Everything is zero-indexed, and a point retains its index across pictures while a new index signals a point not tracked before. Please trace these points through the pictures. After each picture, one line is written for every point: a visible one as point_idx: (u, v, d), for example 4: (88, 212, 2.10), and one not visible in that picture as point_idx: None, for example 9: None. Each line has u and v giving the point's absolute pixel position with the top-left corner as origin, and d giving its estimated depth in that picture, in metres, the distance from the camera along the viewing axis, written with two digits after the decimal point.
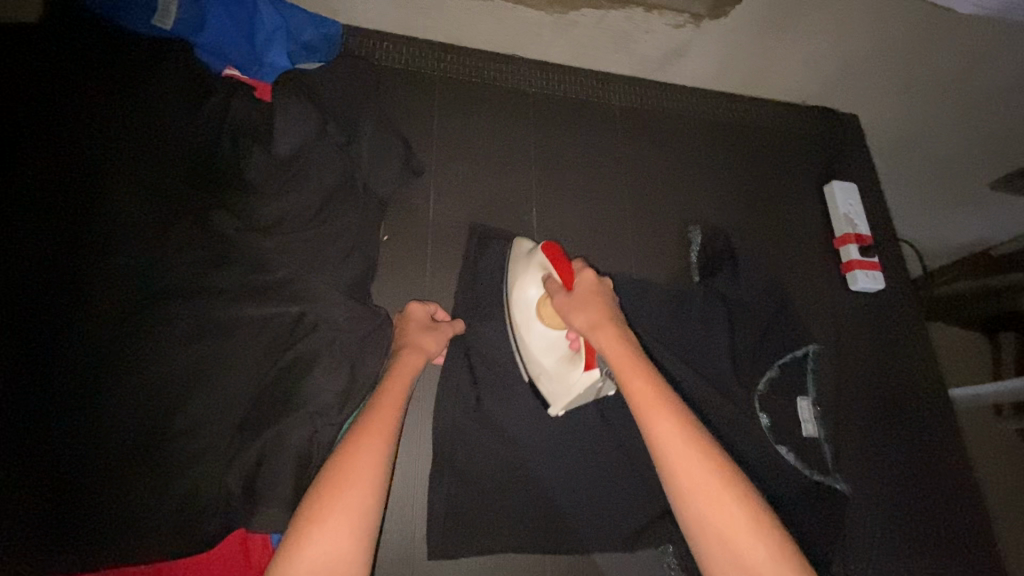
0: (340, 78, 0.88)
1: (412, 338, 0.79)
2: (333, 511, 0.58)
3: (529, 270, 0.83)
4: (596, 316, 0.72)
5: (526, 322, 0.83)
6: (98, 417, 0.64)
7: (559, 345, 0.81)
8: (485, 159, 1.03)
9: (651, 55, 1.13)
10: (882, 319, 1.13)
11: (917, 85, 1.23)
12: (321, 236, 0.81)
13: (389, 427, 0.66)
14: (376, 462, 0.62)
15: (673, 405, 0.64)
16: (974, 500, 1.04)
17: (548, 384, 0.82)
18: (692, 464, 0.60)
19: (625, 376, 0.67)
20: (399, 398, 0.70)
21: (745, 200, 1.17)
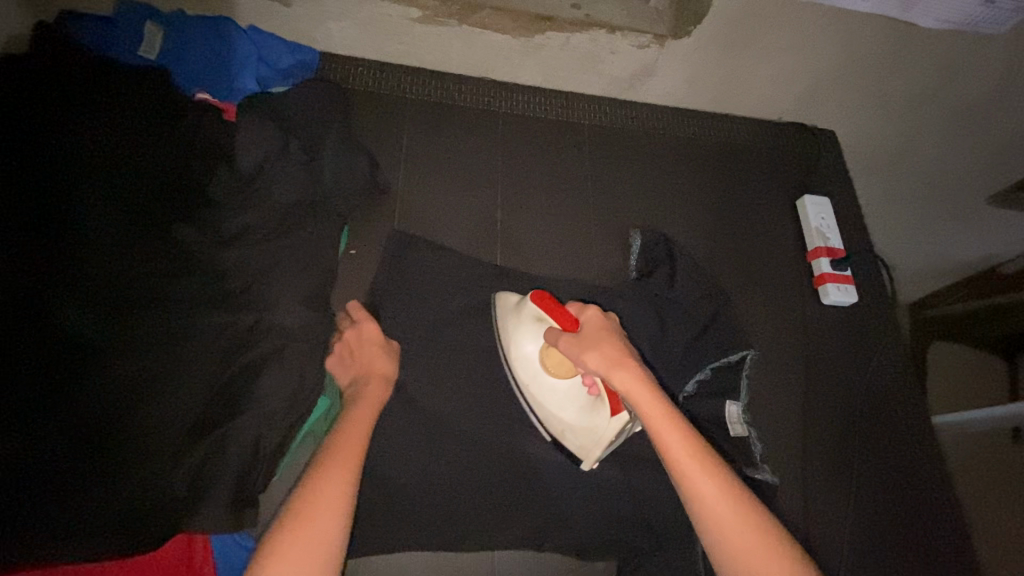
0: (306, 103, 0.93)
1: (371, 366, 0.81)
2: (306, 531, 0.60)
3: (523, 327, 0.84)
4: (611, 356, 0.71)
5: (534, 380, 0.84)
6: (58, 416, 0.67)
7: (572, 396, 0.81)
8: (452, 176, 1.06)
9: (619, 76, 1.15)
10: (857, 334, 1.11)
11: (893, 99, 1.23)
12: (281, 249, 0.84)
13: (357, 452, 0.69)
14: (346, 485, 0.65)
15: (714, 464, 0.64)
16: (951, 521, 1.00)
17: (576, 438, 0.82)
18: (737, 528, 0.61)
19: (655, 426, 0.66)
20: (365, 426, 0.73)
21: (716, 214, 1.16)
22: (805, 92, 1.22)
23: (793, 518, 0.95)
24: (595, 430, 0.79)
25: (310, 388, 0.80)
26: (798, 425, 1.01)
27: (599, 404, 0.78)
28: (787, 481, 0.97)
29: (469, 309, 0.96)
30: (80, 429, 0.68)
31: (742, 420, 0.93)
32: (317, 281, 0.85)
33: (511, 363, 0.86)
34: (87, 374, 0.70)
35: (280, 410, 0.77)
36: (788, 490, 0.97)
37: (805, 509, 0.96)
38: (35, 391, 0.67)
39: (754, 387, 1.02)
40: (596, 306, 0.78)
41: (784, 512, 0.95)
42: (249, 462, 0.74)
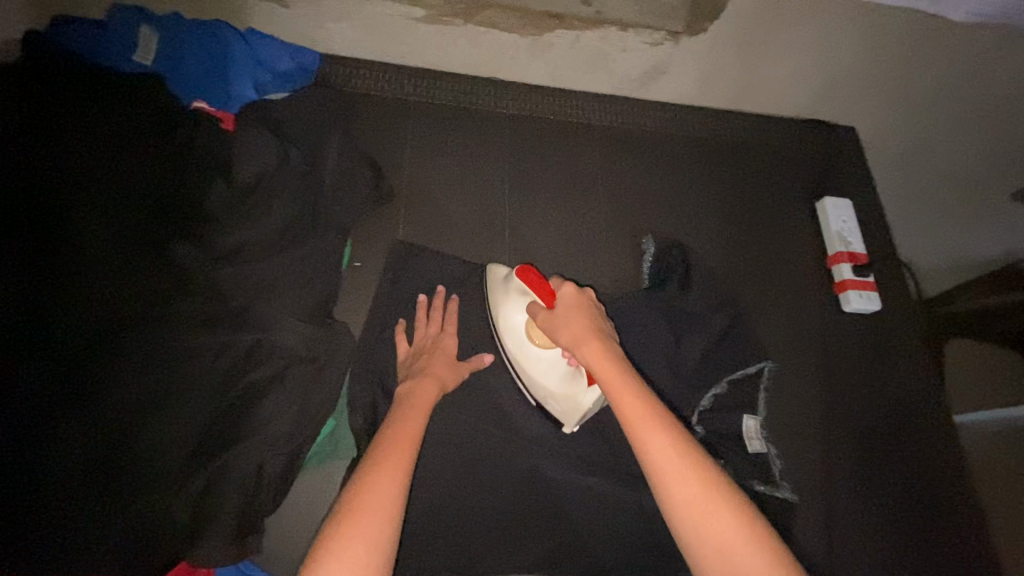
0: (305, 115, 0.95)
1: (427, 367, 0.81)
2: (350, 543, 0.57)
3: (510, 297, 0.83)
4: (577, 331, 0.70)
5: (521, 349, 0.83)
6: (55, 443, 0.65)
7: (557, 366, 0.81)
8: (457, 182, 1.03)
9: (631, 75, 1.11)
10: (880, 341, 1.07)
11: (918, 95, 1.18)
12: (283, 266, 0.82)
13: (407, 458, 0.67)
14: (396, 496, 0.62)
15: (674, 434, 0.61)
16: (979, 539, 0.96)
17: (556, 404, 0.83)
18: (694, 500, 0.58)
19: (615, 398, 0.64)
20: (418, 425, 0.72)
21: (732, 218, 1.12)
22: (826, 89, 1.16)
23: (814, 537, 0.91)
24: (574, 399, 0.82)
25: (313, 412, 0.78)
26: (818, 440, 0.97)
27: (578, 374, 0.81)
28: (808, 499, 0.94)
29: (476, 322, 0.93)
30: (79, 459, 0.66)
31: (761, 433, 0.89)
32: (320, 297, 0.84)
33: (498, 332, 0.85)
34: (85, 402, 0.68)
35: (281, 437, 0.75)
36: (808, 509, 0.93)
37: (827, 528, 0.92)
38: (35, 422, 0.65)
39: (773, 400, 0.99)
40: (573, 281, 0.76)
41: (803, 531, 0.91)
42: (251, 489, 0.73)
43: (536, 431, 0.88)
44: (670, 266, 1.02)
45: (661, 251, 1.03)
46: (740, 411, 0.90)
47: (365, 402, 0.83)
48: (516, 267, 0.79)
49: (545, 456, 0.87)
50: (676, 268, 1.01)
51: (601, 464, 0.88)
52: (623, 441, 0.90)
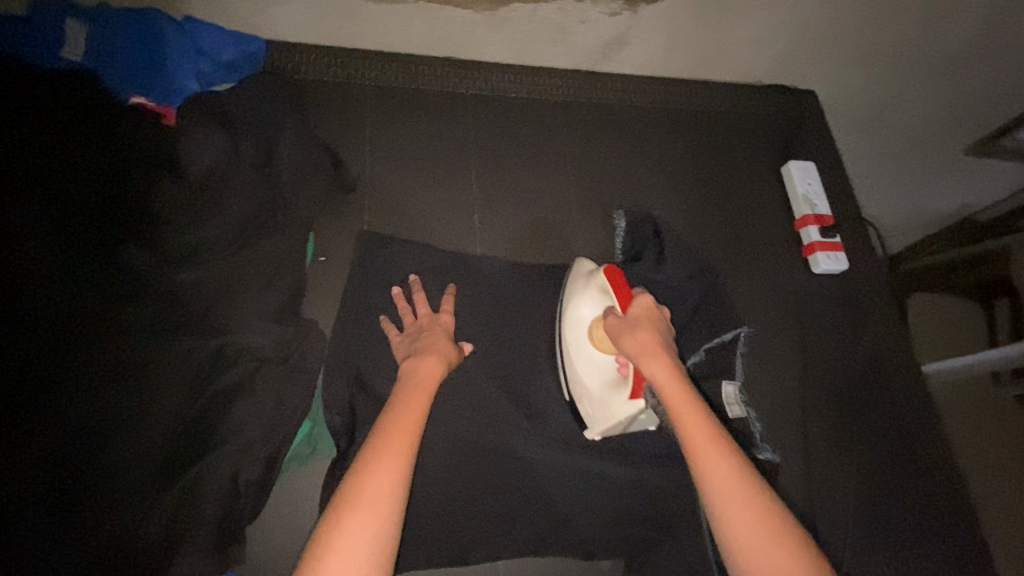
0: (255, 97, 0.89)
1: (431, 345, 0.80)
2: (344, 544, 0.59)
3: (587, 290, 0.86)
4: (646, 343, 0.75)
5: (577, 343, 0.86)
6: (28, 460, 0.64)
7: (606, 369, 0.83)
8: (421, 166, 0.99)
9: (592, 47, 1.09)
10: (848, 298, 1.09)
11: (872, 54, 1.19)
12: (245, 265, 0.80)
13: (405, 445, 0.67)
14: (394, 494, 0.63)
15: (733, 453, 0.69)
16: (951, 483, 1.00)
17: (589, 406, 0.85)
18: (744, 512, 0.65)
19: (685, 422, 0.70)
20: (418, 410, 0.71)
21: (700, 186, 1.12)
22: (785, 51, 1.16)
23: (797, 498, 0.94)
24: (607, 407, 0.83)
25: (284, 414, 0.76)
26: (796, 402, 0.99)
27: (622, 385, 0.81)
28: (787, 459, 0.96)
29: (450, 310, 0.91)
30: (45, 471, 0.64)
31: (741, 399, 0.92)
32: (285, 295, 0.81)
33: (561, 321, 0.89)
34: (36, 412, 0.66)
35: (253, 444, 0.73)
36: (790, 470, 0.95)
37: (808, 487, 0.95)
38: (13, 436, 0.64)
39: (749, 366, 1.00)
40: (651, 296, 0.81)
41: (785, 493, 0.94)
42: (230, 498, 0.71)
43: (519, 415, 0.88)
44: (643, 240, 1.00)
45: (633, 224, 1.02)
46: (720, 379, 0.93)
47: (340, 401, 0.80)
48: (605, 266, 0.85)
49: (530, 439, 0.86)
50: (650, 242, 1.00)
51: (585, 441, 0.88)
52: None
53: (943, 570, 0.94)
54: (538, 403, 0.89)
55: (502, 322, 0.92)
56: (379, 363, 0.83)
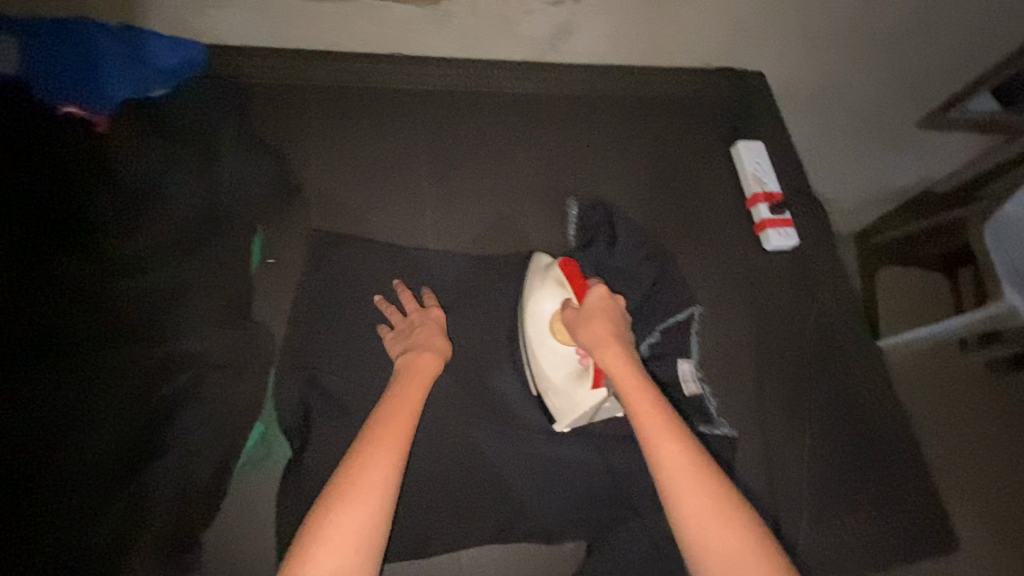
0: (197, 108, 0.92)
1: (425, 339, 0.83)
2: (337, 530, 0.63)
3: (545, 285, 0.89)
4: (599, 334, 0.80)
5: (539, 337, 0.88)
6: None
7: (569, 360, 0.87)
8: (371, 164, 0.99)
9: (539, 37, 1.10)
10: (801, 274, 1.11)
11: (816, 33, 1.21)
12: (196, 267, 0.83)
13: (400, 442, 0.70)
14: (387, 485, 0.66)
15: (680, 436, 0.72)
16: (906, 449, 1.03)
17: (555, 399, 0.87)
18: (690, 491, 0.69)
19: (632, 402, 0.75)
20: (415, 406, 0.74)
21: (653, 171, 1.13)
22: (730, 33, 1.18)
23: (757, 472, 0.95)
24: (573, 398, 0.86)
25: (240, 414, 0.78)
26: (752, 377, 1.01)
27: (585, 375, 0.85)
28: (745, 435, 0.98)
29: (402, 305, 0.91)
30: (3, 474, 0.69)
31: (697, 376, 0.94)
32: (236, 297, 0.83)
33: (522, 317, 0.91)
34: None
35: (207, 445, 0.75)
36: (750, 445, 0.97)
37: (767, 460, 0.97)
38: None
39: (706, 345, 1.02)
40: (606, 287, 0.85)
41: (745, 467, 0.95)
42: (181, 497, 0.73)
43: (476, 406, 0.88)
44: (592, 226, 1.03)
45: (586, 213, 1.04)
46: (676, 357, 0.94)
47: (292, 402, 0.80)
48: (561, 260, 0.89)
49: (488, 429, 0.87)
50: (600, 229, 1.03)
51: (540, 427, 0.89)
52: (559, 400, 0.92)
53: (898, 532, 0.97)
54: (494, 393, 0.90)
55: (456, 315, 0.93)
56: (332, 363, 0.83)
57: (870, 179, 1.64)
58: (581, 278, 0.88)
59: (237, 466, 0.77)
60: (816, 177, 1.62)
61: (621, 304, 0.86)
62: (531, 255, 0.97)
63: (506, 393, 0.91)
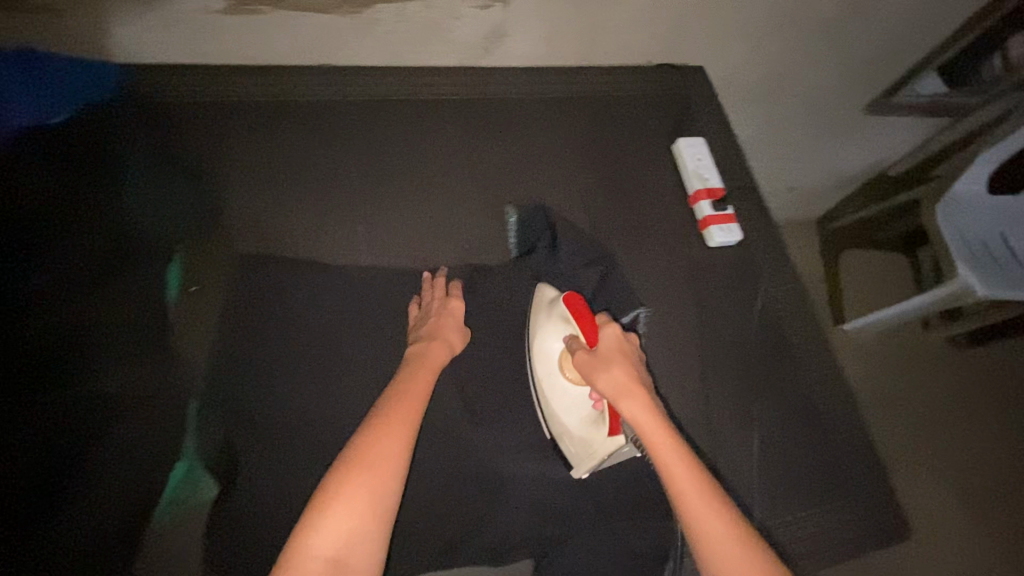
0: (107, 131, 0.90)
1: (439, 331, 0.85)
2: (354, 489, 0.67)
3: (550, 322, 0.89)
4: (620, 381, 0.79)
5: (549, 377, 0.88)
6: None
7: (581, 404, 0.87)
8: (299, 182, 0.96)
9: (471, 42, 1.07)
10: (746, 270, 1.11)
11: (756, 27, 1.20)
12: (114, 298, 0.82)
13: (410, 418, 0.74)
14: (401, 452, 0.71)
15: (709, 489, 0.72)
16: (853, 440, 1.03)
17: (571, 445, 0.87)
18: (724, 545, 0.68)
19: (660, 453, 0.74)
20: (425, 388, 0.78)
21: (594, 173, 1.11)
22: (668, 30, 1.16)
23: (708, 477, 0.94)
24: (591, 446, 0.85)
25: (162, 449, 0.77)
26: (700, 378, 1.00)
27: (601, 421, 0.85)
28: (696, 437, 0.96)
29: (333, 328, 0.88)
30: None
31: None
32: (157, 327, 0.82)
33: (531, 356, 0.90)
34: None
35: (119, 484, 0.74)
36: (701, 449, 0.95)
37: (718, 464, 0.95)
38: None
39: (653, 349, 1.00)
40: (615, 327, 0.86)
41: None
42: (91, 541, 0.71)
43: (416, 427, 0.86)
44: (533, 232, 1.02)
45: (527, 216, 1.03)
46: None
47: (214, 436, 0.78)
48: (566, 295, 0.88)
49: (428, 450, 0.85)
50: (544, 235, 1.02)
51: (480, 444, 0.87)
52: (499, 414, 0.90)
53: (850, 525, 0.97)
54: (432, 413, 0.87)
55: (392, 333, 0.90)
56: (260, 393, 0.81)
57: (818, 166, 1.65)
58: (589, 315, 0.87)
59: (156, 510, 0.74)
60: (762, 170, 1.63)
61: (632, 344, 0.87)
62: (535, 285, 0.97)
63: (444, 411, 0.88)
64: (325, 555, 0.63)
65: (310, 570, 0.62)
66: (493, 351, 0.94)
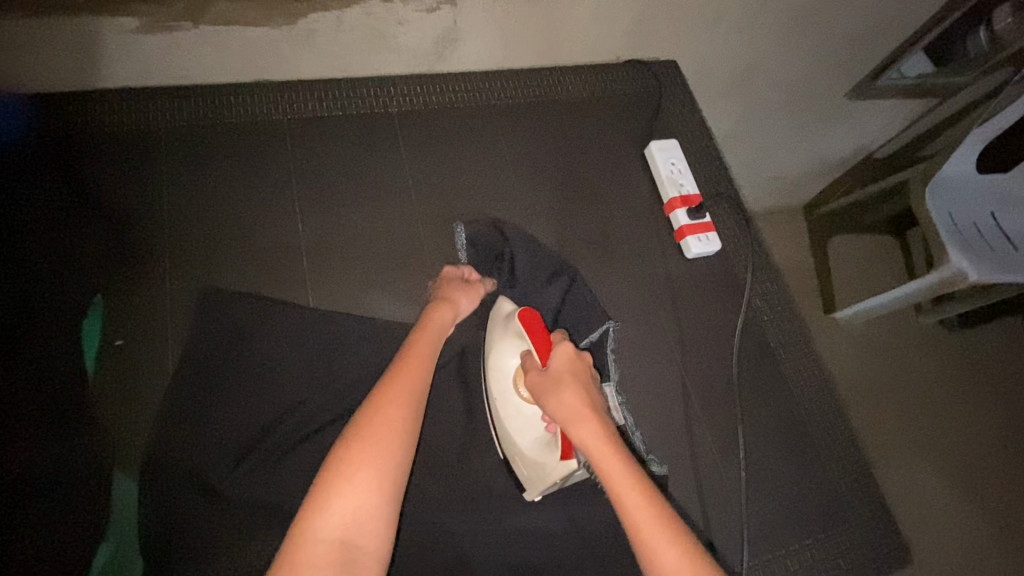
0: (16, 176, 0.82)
1: (444, 293, 0.83)
2: (361, 467, 0.62)
3: (505, 337, 0.82)
4: (573, 405, 0.71)
5: (504, 395, 0.81)
6: None
7: (535, 424, 0.79)
8: (235, 215, 0.88)
9: (421, 48, 0.98)
10: (725, 280, 1.04)
11: (730, 16, 1.11)
12: (22, 362, 0.74)
13: (417, 385, 0.71)
14: (409, 426, 0.67)
15: (674, 530, 0.62)
16: (841, 456, 0.99)
17: (523, 467, 0.79)
18: None
19: (615, 489, 0.65)
20: (429, 351, 0.75)
21: (560, 184, 1.04)
22: (635, 25, 1.07)
23: (690, 509, 0.88)
24: (542, 468, 0.77)
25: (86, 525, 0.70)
26: (680, 402, 0.94)
27: (553, 443, 0.77)
28: (677, 466, 0.90)
29: (278, 375, 0.81)
30: None
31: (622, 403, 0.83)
32: (75, 387, 0.75)
33: (486, 374, 0.84)
34: None
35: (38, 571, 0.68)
36: (682, 479, 0.90)
37: (701, 493, 0.89)
38: None
39: (628, 372, 0.94)
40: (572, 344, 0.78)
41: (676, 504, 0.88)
42: None
43: None
44: (485, 249, 0.94)
45: (477, 232, 0.94)
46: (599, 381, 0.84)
47: (145, 509, 0.72)
48: (520, 310, 0.81)
49: None
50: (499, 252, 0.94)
51: (440, 491, 0.81)
52: (460, 456, 0.84)
53: (839, 549, 0.92)
54: None
55: (341, 376, 0.83)
56: (194, 455, 0.75)
57: (798, 157, 1.58)
58: (543, 329, 0.80)
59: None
60: (739, 165, 1.56)
61: (589, 363, 0.78)
62: (494, 298, 0.90)
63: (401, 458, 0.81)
64: (333, 538, 0.59)
65: (316, 553, 0.58)
66: (454, 386, 0.87)
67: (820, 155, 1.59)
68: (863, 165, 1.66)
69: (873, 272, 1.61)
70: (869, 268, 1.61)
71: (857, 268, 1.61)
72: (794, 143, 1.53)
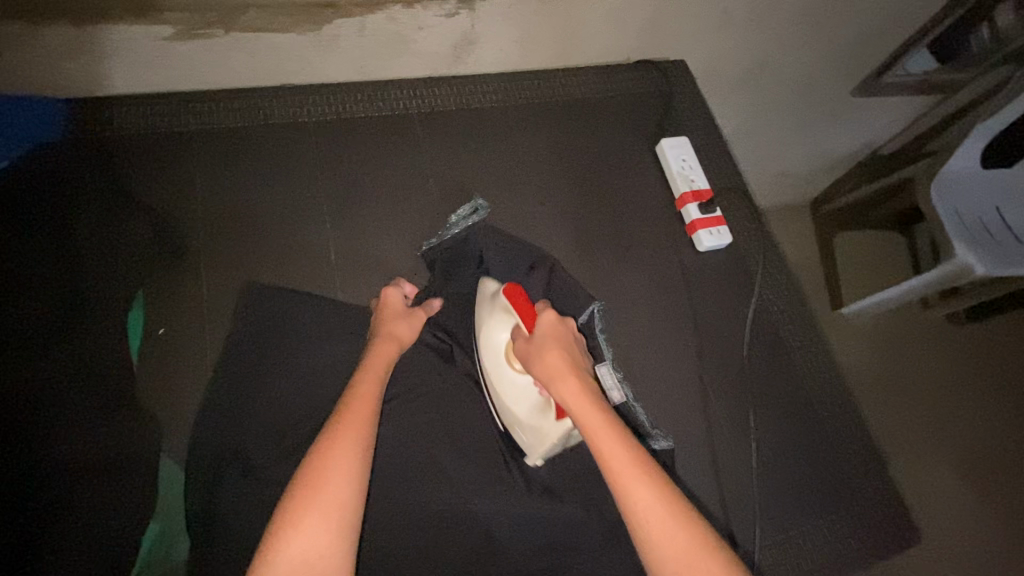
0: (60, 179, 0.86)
1: (387, 327, 0.82)
2: (312, 513, 0.59)
3: (493, 313, 0.84)
4: (555, 366, 0.74)
5: (497, 369, 0.84)
6: None
7: (529, 393, 0.82)
8: (266, 213, 0.92)
9: (439, 51, 1.02)
10: (738, 272, 1.08)
11: (737, 16, 1.14)
12: (76, 354, 0.78)
13: (366, 423, 0.69)
14: (356, 465, 0.64)
15: (652, 475, 0.63)
16: (855, 439, 1.02)
17: (523, 434, 0.83)
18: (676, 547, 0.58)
19: (595, 440, 0.66)
20: (375, 388, 0.73)
21: (574, 182, 1.07)
22: (645, 25, 1.10)
23: (707, 494, 0.91)
24: (540, 432, 0.81)
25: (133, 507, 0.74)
26: (696, 390, 0.97)
27: (548, 407, 0.80)
28: (694, 451, 0.93)
29: (308, 366, 0.84)
30: None
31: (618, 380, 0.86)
32: (121, 376, 0.79)
33: (479, 350, 0.86)
34: None
35: (96, 545, 0.72)
36: (698, 461, 0.93)
37: (717, 478, 0.92)
38: None
39: (644, 361, 0.97)
40: (555, 311, 0.81)
41: (694, 487, 0.91)
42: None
43: (398, 463, 0.83)
44: (484, 249, 0.96)
45: (478, 235, 0.96)
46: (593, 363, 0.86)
47: (191, 490, 0.76)
48: (506, 286, 0.83)
49: (413, 486, 0.82)
50: (498, 252, 0.96)
51: (468, 476, 0.84)
52: (485, 443, 0.87)
53: (854, 528, 0.95)
54: (417, 446, 0.84)
55: None
56: (235, 441, 0.78)
57: (803, 154, 1.61)
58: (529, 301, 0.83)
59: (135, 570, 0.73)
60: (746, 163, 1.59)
61: (572, 328, 0.82)
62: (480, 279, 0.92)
63: (429, 444, 0.85)
64: None
65: None
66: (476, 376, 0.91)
67: (825, 152, 1.62)
68: (867, 162, 1.67)
69: (882, 267, 1.62)
70: (877, 263, 1.62)
71: (865, 263, 1.63)
72: (799, 140, 1.56)
